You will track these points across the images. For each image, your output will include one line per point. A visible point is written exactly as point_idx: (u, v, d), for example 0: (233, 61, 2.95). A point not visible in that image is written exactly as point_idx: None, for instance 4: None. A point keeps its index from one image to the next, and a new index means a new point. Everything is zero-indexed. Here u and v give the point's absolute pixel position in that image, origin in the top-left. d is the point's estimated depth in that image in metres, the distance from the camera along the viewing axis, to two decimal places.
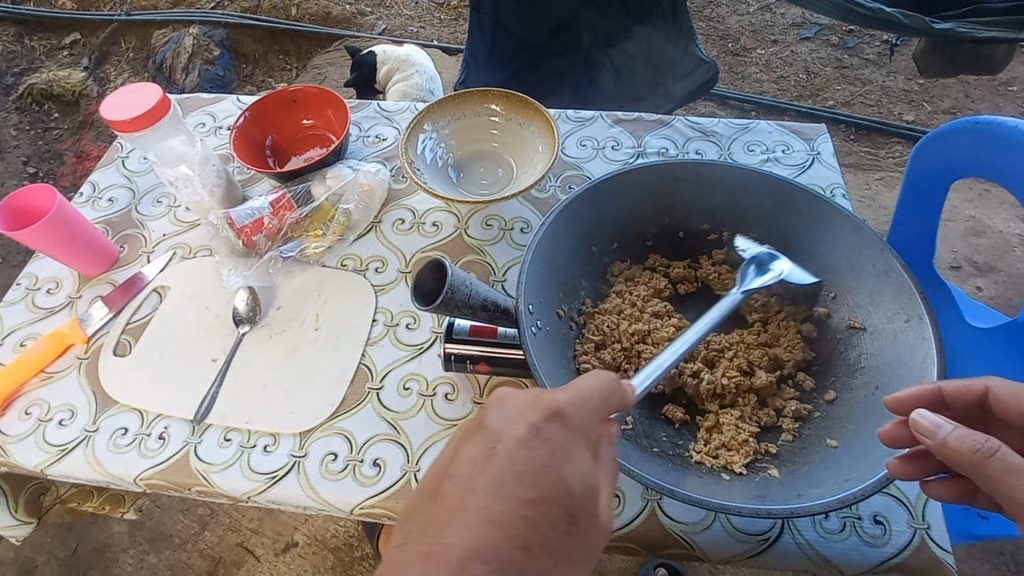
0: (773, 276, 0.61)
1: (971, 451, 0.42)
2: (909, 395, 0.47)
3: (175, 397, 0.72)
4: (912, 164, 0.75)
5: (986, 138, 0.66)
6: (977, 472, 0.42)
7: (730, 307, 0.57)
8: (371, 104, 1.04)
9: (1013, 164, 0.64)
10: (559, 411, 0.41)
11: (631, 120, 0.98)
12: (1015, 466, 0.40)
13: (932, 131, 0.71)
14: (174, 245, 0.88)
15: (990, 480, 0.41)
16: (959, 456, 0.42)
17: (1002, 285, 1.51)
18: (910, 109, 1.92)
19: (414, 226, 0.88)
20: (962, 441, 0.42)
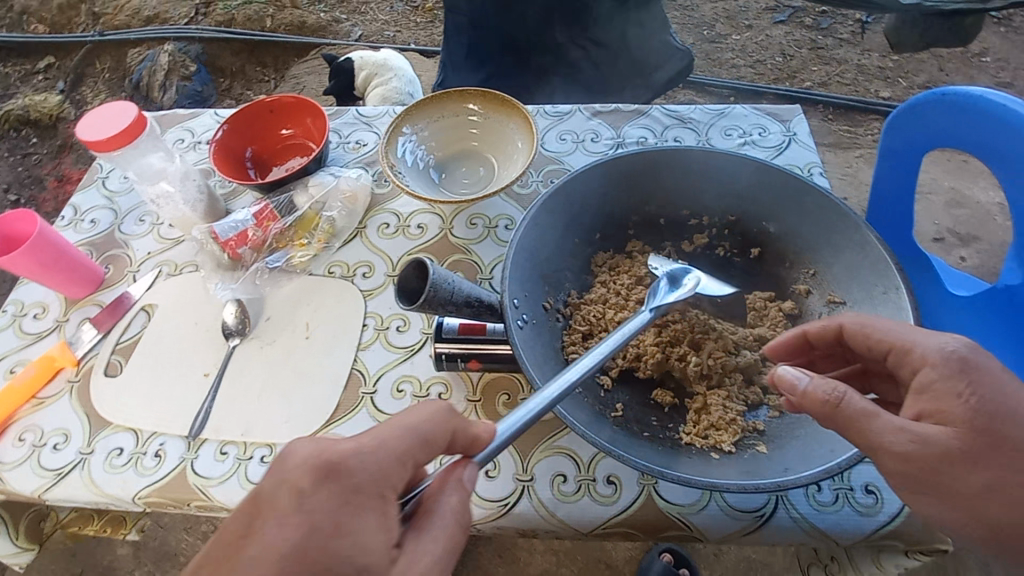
0: (688, 290, 0.59)
1: (822, 404, 0.46)
2: (779, 343, 0.56)
3: (170, 414, 0.72)
4: (884, 140, 0.76)
5: (957, 108, 0.66)
6: (832, 418, 0.46)
7: (636, 331, 0.53)
8: (349, 110, 1.04)
9: (984, 132, 0.65)
10: (335, 468, 0.40)
11: (609, 112, 0.99)
12: (855, 411, 0.45)
13: (905, 105, 0.72)
14: (159, 262, 0.87)
15: (840, 426, 0.45)
16: (814, 404, 0.46)
17: (984, 255, 1.54)
18: (886, 85, 1.94)
19: (399, 229, 0.88)
20: (813, 395, 0.46)
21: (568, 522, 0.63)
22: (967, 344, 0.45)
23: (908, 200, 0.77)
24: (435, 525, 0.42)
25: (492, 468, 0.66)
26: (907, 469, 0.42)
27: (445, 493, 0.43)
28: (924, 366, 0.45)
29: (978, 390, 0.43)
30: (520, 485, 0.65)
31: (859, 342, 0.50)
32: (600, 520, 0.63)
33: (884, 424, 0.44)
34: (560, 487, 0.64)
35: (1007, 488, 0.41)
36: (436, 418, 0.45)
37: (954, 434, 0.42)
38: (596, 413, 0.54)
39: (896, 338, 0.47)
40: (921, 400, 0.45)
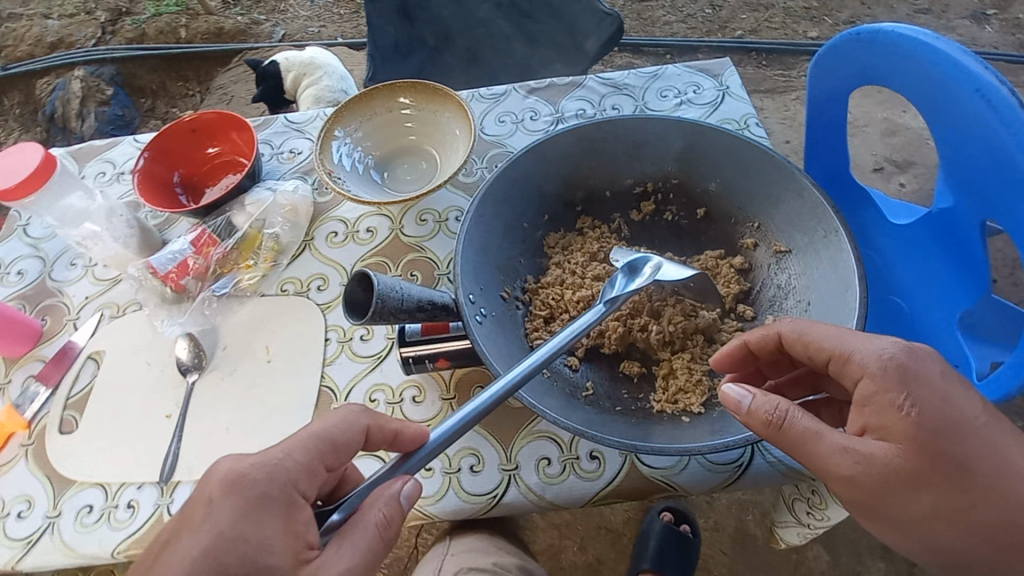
0: (647, 278, 0.57)
1: (766, 424, 0.48)
2: (722, 355, 0.55)
3: (138, 461, 0.70)
4: (812, 83, 0.78)
5: (874, 47, 0.66)
6: (780, 437, 0.48)
7: (590, 324, 0.52)
8: (278, 118, 0.99)
9: (897, 69, 0.66)
10: (240, 478, 0.45)
11: (544, 87, 0.98)
12: (798, 431, 0.47)
13: (826, 46, 0.73)
14: (100, 305, 0.83)
15: (786, 447, 0.48)
16: (757, 425, 0.49)
17: (922, 178, 1.60)
18: (813, 25, 1.98)
19: (348, 236, 0.85)
20: (757, 414, 0.48)
21: (558, 502, 0.64)
22: (902, 350, 0.47)
23: (840, 138, 0.80)
24: (359, 533, 0.44)
25: (476, 463, 0.66)
26: (853, 490, 0.46)
27: (376, 500, 0.46)
28: (864, 378, 0.47)
29: (916, 402, 0.45)
30: (506, 474, 0.65)
31: (799, 350, 0.51)
32: (589, 495, 0.64)
33: (828, 445, 0.47)
34: (545, 470, 0.65)
35: (950, 509, 0.44)
36: (347, 420, 0.51)
37: (899, 453, 0.45)
38: (568, 398, 0.54)
39: (834, 346, 0.49)
40: (866, 414, 0.47)
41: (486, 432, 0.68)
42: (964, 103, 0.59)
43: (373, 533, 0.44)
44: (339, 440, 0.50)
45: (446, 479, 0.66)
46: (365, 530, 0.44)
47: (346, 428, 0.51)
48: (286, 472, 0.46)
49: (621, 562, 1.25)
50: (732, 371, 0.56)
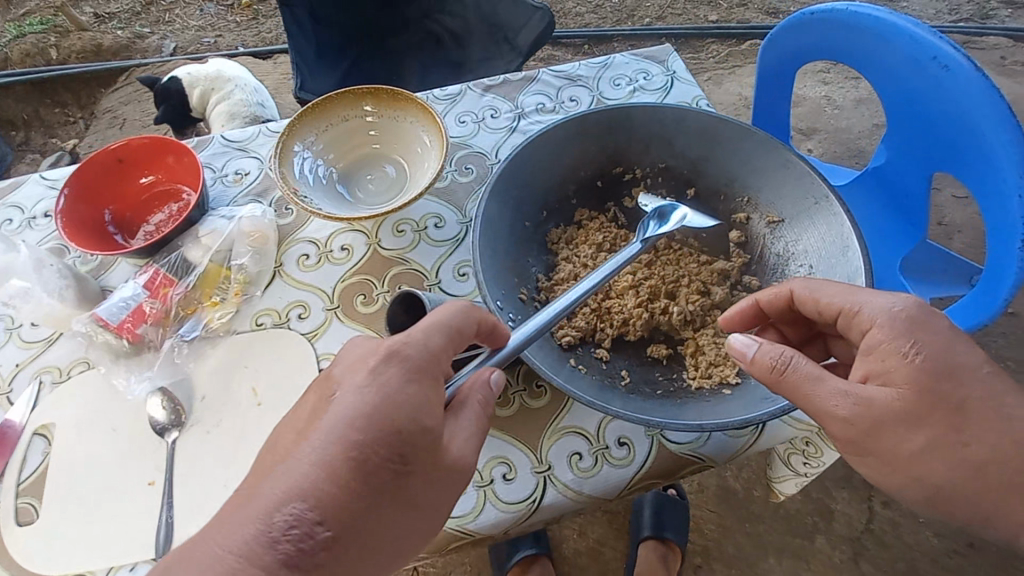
0: (677, 222, 0.63)
1: (769, 369, 0.50)
2: (735, 315, 0.58)
3: (122, 540, 0.61)
4: (763, 58, 0.83)
5: (837, 24, 0.72)
6: (780, 384, 0.50)
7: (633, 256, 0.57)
8: (214, 138, 0.91)
9: (858, 43, 0.72)
10: (397, 351, 0.44)
11: (499, 84, 0.96)
12: (801, 374, 0.49)
13: (788, 19, 0.77)
14: (38, 371, 0.71)
15: (787, 393, 0.50)
16: (761, 369, 0.51)
17: (826, 142, 1.76)
18: (712, 9, 2.11)
19: (321, 256, 0.80)
20: (761, 360, 0.51)
21: (595, 494, 0.64)
22: (911, 302, 0.49)
23: (786, 109, 0.86)
24: (469, 411, 0.47)
25: (509, 471, 0.64)
26: (849, 431, 0.48)
27: (472, 384, 0.48)
28: (874, 327, 0.49)
29: (921, 348, 0.47)
30: (540, 476, 0.64)
31: (808, 306, 0.54)
32: (625, 481, 0.65)
33: (829, 388, 0.48)
34: (578, 464, 0.65)
35: (947, 450, 0.46)
36: (462, 310, 0.48)
37: (900, 395, 0.47)
38: (604, 386, 0.55)
39: (844, 301, 0.51)
40: (869, 361, 0.49)
41: (512, 439, 0.67)
42: (924, 67, 0.66)
43: (478, 411, 0.48)
44: (462, 328, 0.47)
45: (481, 494, 0.63)
46: (473, 408, 0.47)
47: (466, 318, 0.48)
48: (430, 354, 0.45)
49: (621, 540, 1.28)
50: (742, 326, 0.59)
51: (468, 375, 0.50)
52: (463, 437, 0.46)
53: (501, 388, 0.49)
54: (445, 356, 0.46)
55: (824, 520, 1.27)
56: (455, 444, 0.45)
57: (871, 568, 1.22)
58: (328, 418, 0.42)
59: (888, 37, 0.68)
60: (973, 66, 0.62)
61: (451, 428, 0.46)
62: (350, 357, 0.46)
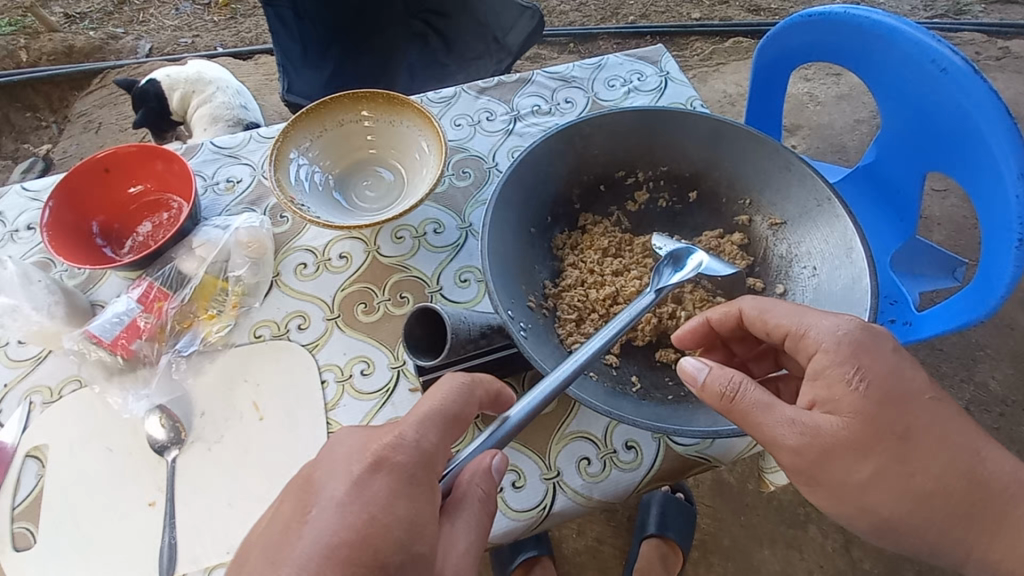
0: (692, 269, 0.60)
1: (718, 397, 0.51)
2: (685, 332, 0.58)
3: (123, 564, 0.59)
4: (761, 51, 0.82)
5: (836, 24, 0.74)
6: (727, 408, 0.51)
7: (648, 308, 0.54)
8: (204, 144, 0.88)
9: (854, 45, 0.74)
10: (383, 459, 0.43)
11: (493, 86, 0.96)
12: (748, 402, 0.50)
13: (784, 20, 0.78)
14: (28, 390, 0.69)
15: (734, 420, 0.50)
16: (710, 394, 0.51)
17: (809, 138, 1.79)
18: (695, 7, 2.12)
19: (320, 265, 0.78)
20: (711, 387, 0.51)
21: (605, 498, 0.64)
22: (857, 327, 0.49)
23: (780, 103, 0.86)
24: (467, 511, 0.46)
25: (518, 479, 0.64)
26: (798, 461, 0.49)
27: (472, 476, 0.46)
28: (819, 352, 0.49)
29: (866, 376, 0.48)
30: (550, 483, 0.64)
31: (755, 326, 0.54)
32: (634, 484, 0.65)
33: (778, 417, 0.49)
34: (587, 470, 0.65)
35: (893, 479, 0.47)
36: (461, 391, 0.48)
37: (846, 426, 0.48)
38: (615, 392, 0.55)
39: (790, 322, 0.51)
40: (816, 387, 0.50)
41: (521, 445, 0.67)
42: (922, 69, 0.68)
43: (480, 507, 0.46)
44: (460, 412, 0.47)
45: None
46: (471, 508, 0.46)
47: (464, 401, 0.48)
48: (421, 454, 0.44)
49: (620, 537, 1.29)
50: (694, 344, 0.59)
51: (467, 462, 0.47)
52: (463, 541, 0.44)
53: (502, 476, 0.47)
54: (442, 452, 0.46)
55: (815, 509, 1.30)
56: (454, 553, 0.44)
57: (861, 555, 1.25)
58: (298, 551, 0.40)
59: (888, 38, 0.70)
60: (972, 69, 0.63)
61: (449, 535, 0.44)
62: (331, 464, 0.45)
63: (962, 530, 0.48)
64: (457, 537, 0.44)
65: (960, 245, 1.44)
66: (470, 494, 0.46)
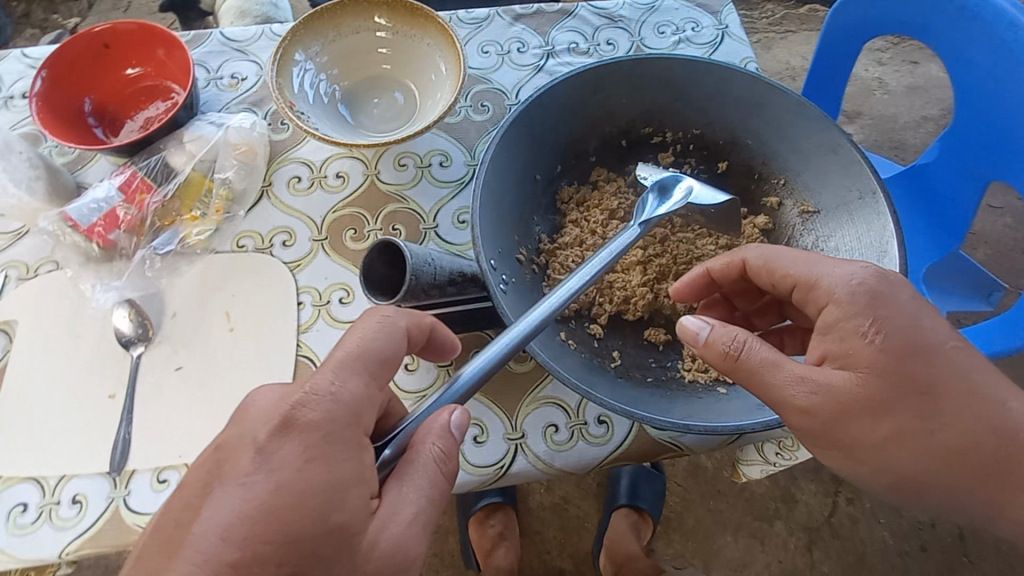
0: (678, 201, 0.56)
1: (722, 356, 0.46)
2: (684, 284, 0.54)
3: (77, 451, 0.59)
4: (835, 11, 0.74)
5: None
6: (733, 364, 0.46)
7: (627, 244, 0.51)
8: (212, 34, 0.82)
9: (938, 25, 0.67)
10: (295, 419, 0.40)
11: (531, 14, 0.87)
12: (755, 362, 0.45)
13: None
14: (4, 264, 0.67)
15: (742, 380, 0.46)
16: (714, 351, 0.46)
17: (869, 128, 1.65)
18: None
19: (314, 181, 0.74)
20: (714, 346, 0.46)
21: (566, 469, 0.62)
22: (875, 279, 0.45)
23: (841, 79, 0.78)
24: (418, 474, 0.42)
25: (481, 434, 0.62)
26: (810, 423, 0.43)
27: (425, 435, 0.43)
28: (830, 303, 0.45)
29: (883, 328, 0.43)
30: (512, 444, 0.62)
31: (764, 277, 0.50)
32: (599, 460, 0.62)
33: (785, 375, 0.44)
34: (553, 437, 0.62)
35: (911, 438, 0.42)
36: (386, 331, 0.45)
37: (860, 382, 0.43)
38: (592, 365, 0.51)
39: (802, 269, 0.47)
40: (826, 342, 0.45)
41: (489, 401, 0.64)
42: (1009, 58, 0.61)
43: (434, 467, 0.43)
44: (388, 354, 0.45)
45: None
46: (425, 469, 0.42)
47: (390, 341, 0.45)
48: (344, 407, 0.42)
49: (586, 500, 1.30)
50: (692, 298, 0.55)
51: (420, 419, 0.44)
52: (414, 505, 0.42)
53: (461, 433, 0.44)
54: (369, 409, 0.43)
55: (784, 506, 1.28)
56: (399, 522, 0.41)
57: (823, 558, 1.24)
58: (202, 525, 0.38)
59: (984, 22, 0.62)
60: None
61: (396, 498, 0.41)
62: (267, 394, 0.42)
63: (974, 491, 0.43)
64: (404, 500, 0.42)
65: (1005, 268, 1.33)
66: (421, 453, 0.43)
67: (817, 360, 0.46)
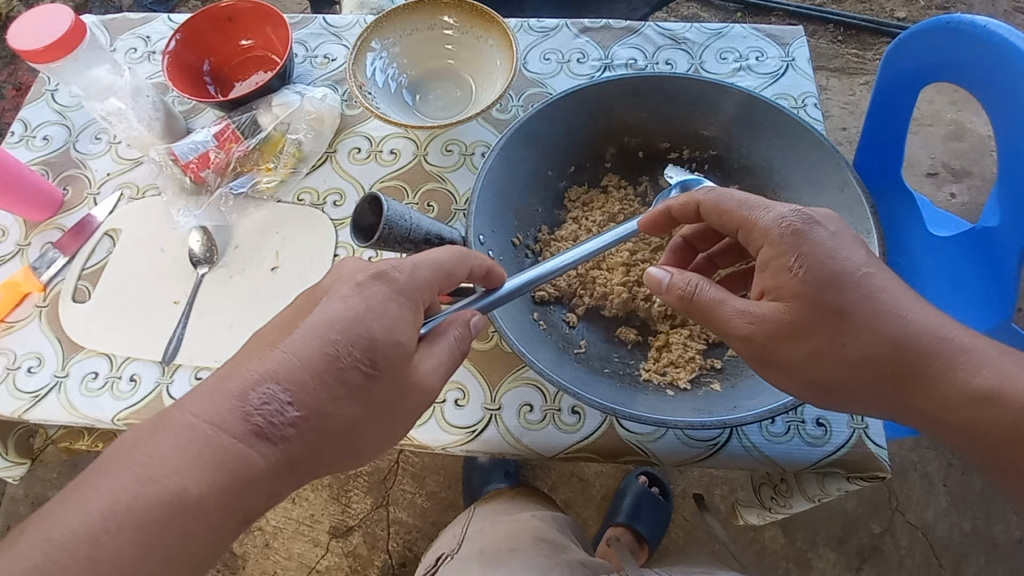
0: None
1: (680, 297, 0.52)
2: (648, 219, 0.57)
3: (142, 340, 0.72)
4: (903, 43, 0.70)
5: (999, 53, 0.61)
6: (689, 305, 0.52)
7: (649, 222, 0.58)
8: (316, 19, 0.95)
9: (1007, 82, 0.62)
10: (386, 275, 0.48)
11: (598, 29, 0.91)
12: (706, 300, 0.51)
13: (947, 19, 0.65)
14: (120, 184, 0.83)
15: (696, 316, 0.52)
16: (676, 295, 0.53)
17: (975, 190, 1.51)
18: (905, 4, 1.74)
19: (371, 154, 0.84)
20: (673, 290, 0.53)
21: (533, 448, 0.66)
22: (822, 255, 0.48)
23: (903, 117, 0.74)
24: (444, 344, 0.51)
25: (461, 398, 0.68)
26: (749, 349, 0.50)
27: (454, 321, 0.51)
28: (764, 246, 0.50)
29: (806, 262, 0.48)
30: (487, 413, 0.67)
31: (713, 218, 0.54)
32: (563, 447, 0.66)
33: (729, 310, 0.51)
34: (526, 416, 0.67)
35: (829, 353, 0.48)
36: (454, 253, 0.52)
37: (785, 310, 0.49)
38: (562, 352, 0.58)
39: (738, 212, 0.52)
40: (764, 279, 0.51)
41: (475, 370, 0.69)
42: None
43: (454, 345, 0.51)
44: (451, 270, 0.51)
45: (430, 408, 0.68)
46: (447, 347, 0.51)
47: (455, 262, 0.51)
48: (414, 283, 0.49)
49: (587, 509, 1.29)
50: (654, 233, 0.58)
51: (450, 313, 0.53)
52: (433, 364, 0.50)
53: (478, 331, 0.52)
54: (428, 291, 0.50)
55: (797, 569, 1.20)
56: (424, 365, 0.49)
57: None
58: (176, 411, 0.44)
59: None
60: None
61: (420, 356, 0.49)
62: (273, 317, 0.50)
63: (913, 399, 0.47)
64: (428, 362, 0.50)
65: None
66: (449, 334, 0.51)
67: (757, 294, 0.52)
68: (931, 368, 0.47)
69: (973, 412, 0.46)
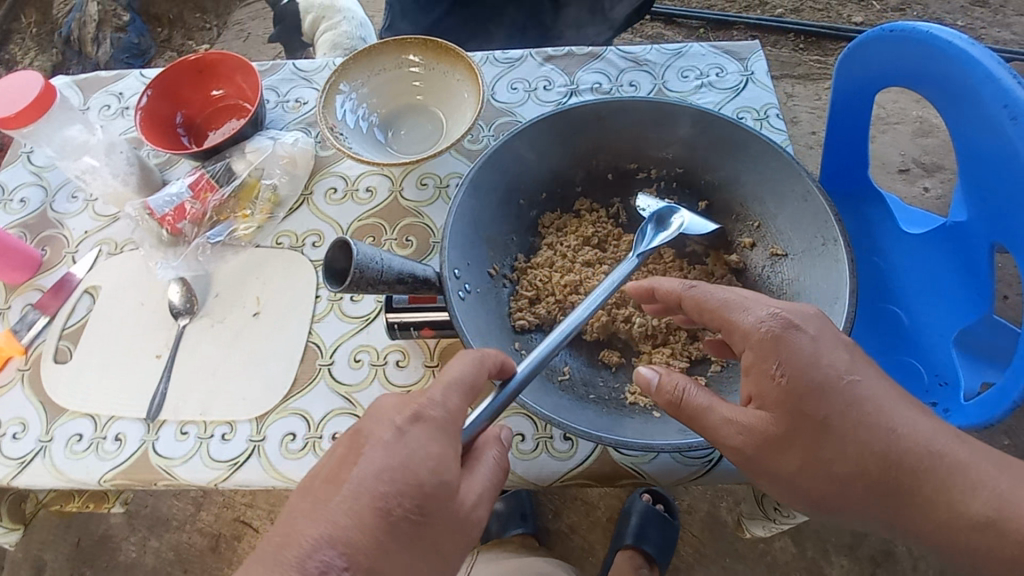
0: (674, 229, 0.62)
1: (668, 402, 0.52)
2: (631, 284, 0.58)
3: (126, 396, 0.72)
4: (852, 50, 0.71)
5: (935, 54, 0.62)
6: (676, 409, 0.51)
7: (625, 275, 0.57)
8: (285, 64, 0.97)
9: (950, 81, 0.63)
10: (422, 414, 0.46)
11: (561, 56, 0.94)
12: (692, 407, 0.51)
13: (884, 26, 0.66)
14: (99, 241, 0.83)
15: (684, 420, 0.51)
16: (663, 400, 0.52)
17: (947, 183, 1.54)
18: (860, 9, 1.80)
19: (348, 193, 0.85)
20: (660, 395, 0.52)
21: (528, 478, 0.65)
22: (801, 365, 0.47)
23: (862, 117, 0.76)
24: (482, 468, 0.48)
25: None
26: (739, 459, 0.49)
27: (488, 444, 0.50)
28: (747, 348, 0.49)
29: (788, 369, 0.47)
30: None
31: (695, 314, 0.53)
32: (558, 475, 0.65)
33: (715, 417, 0.50)
34: (518, 445, 0.67)
35: (817, 471, 0.47)
36: (476, 362, 0.49)
37: (771, 421, 0.48)
38: (545, 382, 0.58)
39: (720, 313, 0.51)
40: (748, 384, 0.50)
41: None
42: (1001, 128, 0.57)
43: (491, 468, 0.49)
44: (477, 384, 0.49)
45: None
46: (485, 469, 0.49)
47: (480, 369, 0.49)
48: (448, 413, 0.47)
49: (593, 533, 1.26)
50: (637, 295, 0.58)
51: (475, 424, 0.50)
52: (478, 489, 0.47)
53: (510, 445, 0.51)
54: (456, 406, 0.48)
55: None
56: (472, 494, 0.47)
57: None
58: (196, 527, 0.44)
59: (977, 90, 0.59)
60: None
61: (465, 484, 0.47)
62: None
63: (908, 520, 0.46)
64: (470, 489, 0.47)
65: None
66: (485, 456, 0.49)
67: (745, 399, 0.51)
68: (924, 488, 0.46)
69: (970, 538, 0.45)
